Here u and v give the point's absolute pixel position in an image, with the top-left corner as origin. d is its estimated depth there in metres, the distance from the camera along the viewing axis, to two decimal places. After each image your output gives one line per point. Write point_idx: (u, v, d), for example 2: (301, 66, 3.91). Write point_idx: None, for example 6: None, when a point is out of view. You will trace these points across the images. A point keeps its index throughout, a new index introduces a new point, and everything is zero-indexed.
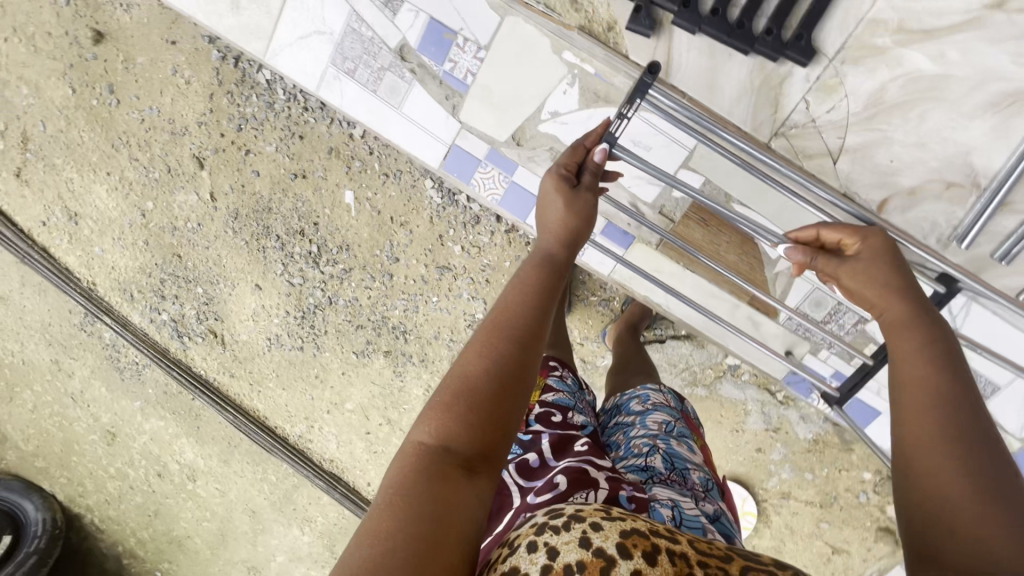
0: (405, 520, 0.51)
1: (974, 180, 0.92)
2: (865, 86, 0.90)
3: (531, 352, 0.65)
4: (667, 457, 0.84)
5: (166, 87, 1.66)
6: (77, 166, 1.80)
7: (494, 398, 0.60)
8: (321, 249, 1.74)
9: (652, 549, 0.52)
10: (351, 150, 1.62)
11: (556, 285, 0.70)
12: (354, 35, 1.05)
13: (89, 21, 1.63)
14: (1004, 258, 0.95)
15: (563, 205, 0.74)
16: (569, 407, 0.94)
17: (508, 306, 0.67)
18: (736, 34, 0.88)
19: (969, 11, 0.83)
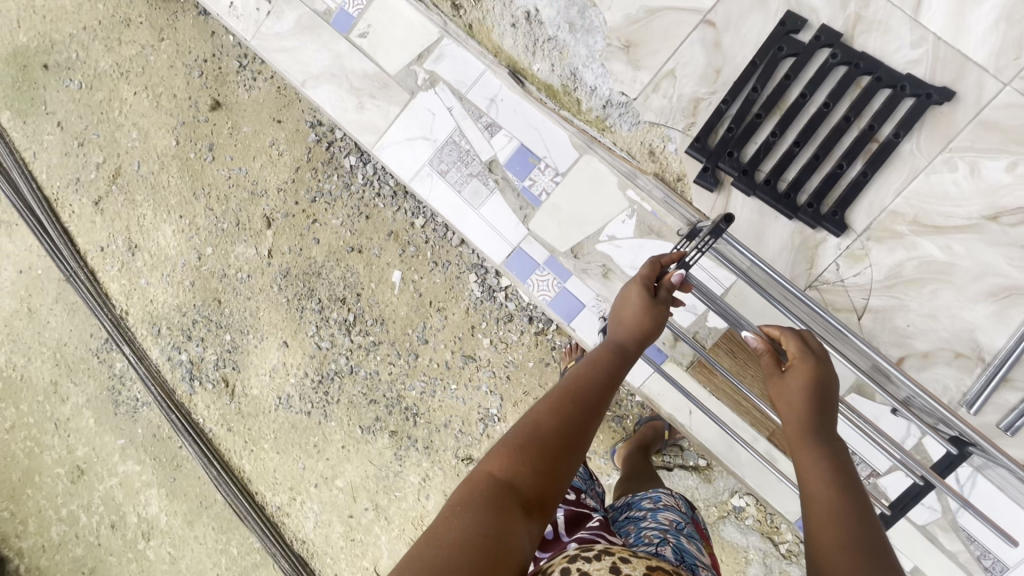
0: (466, 536, 0.55)
1: (979, 354, 1.05)
2: (887, 260, 1.06)
3: (594, 420, 0.71)
4: (677, 548, 0.83)
5: (260, 154, 1.87)
6: (154, 205, 1.97)
7: (557, 453, 0.66)
8: (357, 319, 1.83)
9: None
10: (409, 236, 1.78)
11: (624, 371, 0.79)
12: (453, 146, 1.25)
13: (212, 92, 1.90)
14: (1009, 429, 1.05)
15: (637, 306, 0.84)
16: (581, 488, 0.96)
17: (581, 378, 0.75)
18: (782, 201, 1.07)
19: (971, 217, 1.02)
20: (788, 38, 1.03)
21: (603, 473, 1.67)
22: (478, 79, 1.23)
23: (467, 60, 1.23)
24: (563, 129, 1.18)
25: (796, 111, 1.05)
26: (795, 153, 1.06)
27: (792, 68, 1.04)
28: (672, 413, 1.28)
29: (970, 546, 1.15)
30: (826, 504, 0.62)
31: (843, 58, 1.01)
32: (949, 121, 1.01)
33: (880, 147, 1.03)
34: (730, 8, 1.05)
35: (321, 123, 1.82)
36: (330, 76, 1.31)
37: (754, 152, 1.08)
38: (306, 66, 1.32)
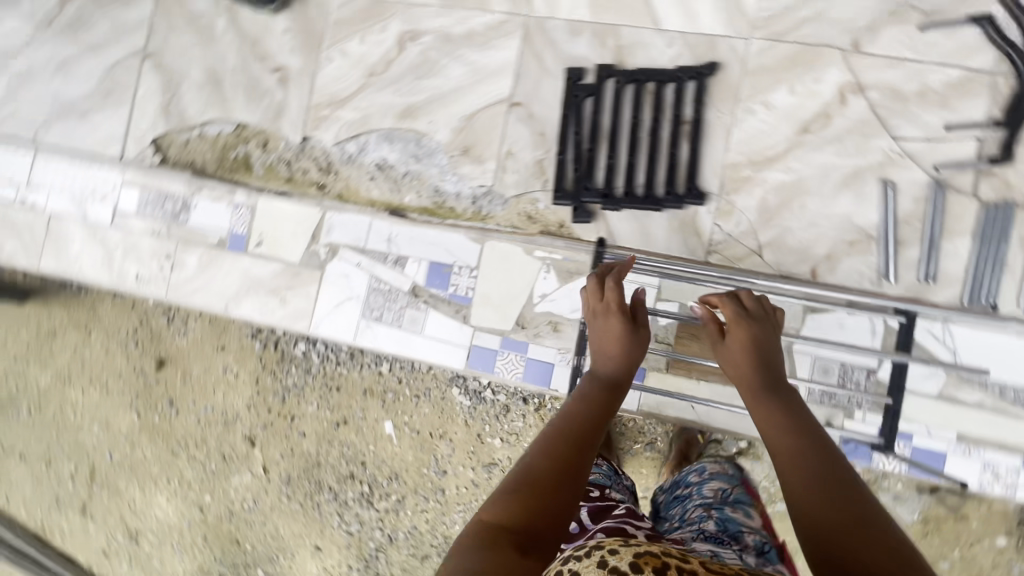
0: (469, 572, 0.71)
1: (867, 234, 1.16)
2: (751, 203, 1.20)
3: (587, 454, 0.88)
4: (721, 521, 1.00)
5: (218, 385, 1.93)
6: (139, 483, 1.95)
7: (560, 491, 0.83)
8: (372, 486, 1.81)
9: (660, 564, 0.66)
10: (383, 384, 1.82)
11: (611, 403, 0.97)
12: (376, 291, 1.36)
13: (153, 353, 1.97)
14: (933, 277, 1.14)
15: (611, 338, 1.02)
16: (607, 485, 1.09)
17: (571, 423, 0.92)
18: (646, 201, 1.21)
19: (789, 138, 1.18)
20: (578, 87, 1.23)
21: None
22: (369, 229, 1.35)
23: (353, 220, 1.36)
24: (458, 234, 1.30)
25: (614, 135, 1.22)
26: (631, 163, 1.21)
27: (594, 105, 1.23)
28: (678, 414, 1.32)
29: (986, 389, 1.14)
30: (786, 447, 0.87)
31: (626, 80, 1.21)
32: (731, 82, 1.19)
33: (692, 125, 1.20)
34: (526, 86, 1.25)
35: (260, 329, 1.90)
36: (249, 290, 1.42)
37: (604, 176, 1.23)
38: (225, 294, 1.43)
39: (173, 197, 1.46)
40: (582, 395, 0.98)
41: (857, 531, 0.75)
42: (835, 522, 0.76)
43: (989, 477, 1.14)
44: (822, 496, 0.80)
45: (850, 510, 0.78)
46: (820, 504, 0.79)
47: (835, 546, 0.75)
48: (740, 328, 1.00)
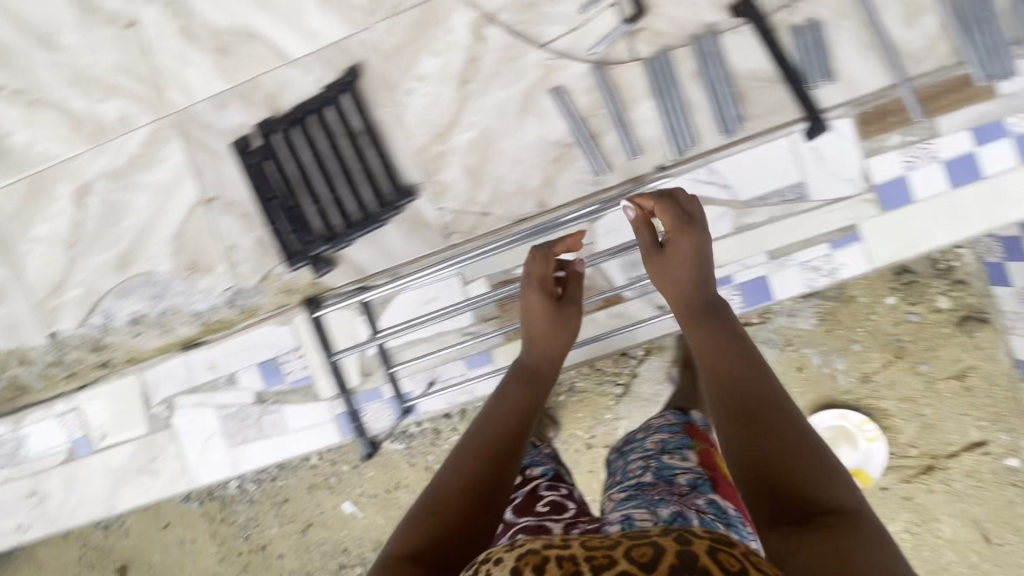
0: None
1: (565, 141, 0.98)
2: (457, 173, 0.99)
3: (508, 464, 0.84)
4: (656, 467, 0.89)
5: (184, 557, 1.90)
6: None
7: (478, 508, 0.77)
8: (366, 562, 1.83)
9: (540, 561, 0.52)
10: (322, 474, 1.81)
11: (534, 398, 0.94)
12: (229, 416, 1.34)
13: (108, 564, 1.92)
14: (636, 154, 0.99)
15: (541, 316, 0.98)
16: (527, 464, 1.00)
17: (484, 434, 0.87)
18: (369, 221, 1.00)
19: (455, 99, 0.99)
20: (247, 153, 1.02)
21: None
22: (187, 366, 1.32)
23: (169, 367, 1.33)
24: (262, 328, 1.27)
25: (307, 177, 1.01)
26: (337, 196, 1.00)
27: (266, 166, 1.02)
28: None
29: (769, 202, 1.16)
30: (734, 373, 0.78)
31: (281, 127, 1.01)
32: (378, 75, 0.99)
33: (365, 133, 1.00)
34: (209, 179, 1.19)
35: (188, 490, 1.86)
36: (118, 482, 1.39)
37: (317, 220, 1.01)
38: (100, 496, 1.40)
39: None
40: (507, 400, 0.93)
41: (801, 449, 0.66)
42: (772, 445, 0.67)
43: (811, 273, 1.16)
44: (755, 416, 0.71)
45: (792, 431, 0.68)
46: (755, 424, 0.70)
47: (769, 467, 0.65)
48: (688, 238, 0.90)
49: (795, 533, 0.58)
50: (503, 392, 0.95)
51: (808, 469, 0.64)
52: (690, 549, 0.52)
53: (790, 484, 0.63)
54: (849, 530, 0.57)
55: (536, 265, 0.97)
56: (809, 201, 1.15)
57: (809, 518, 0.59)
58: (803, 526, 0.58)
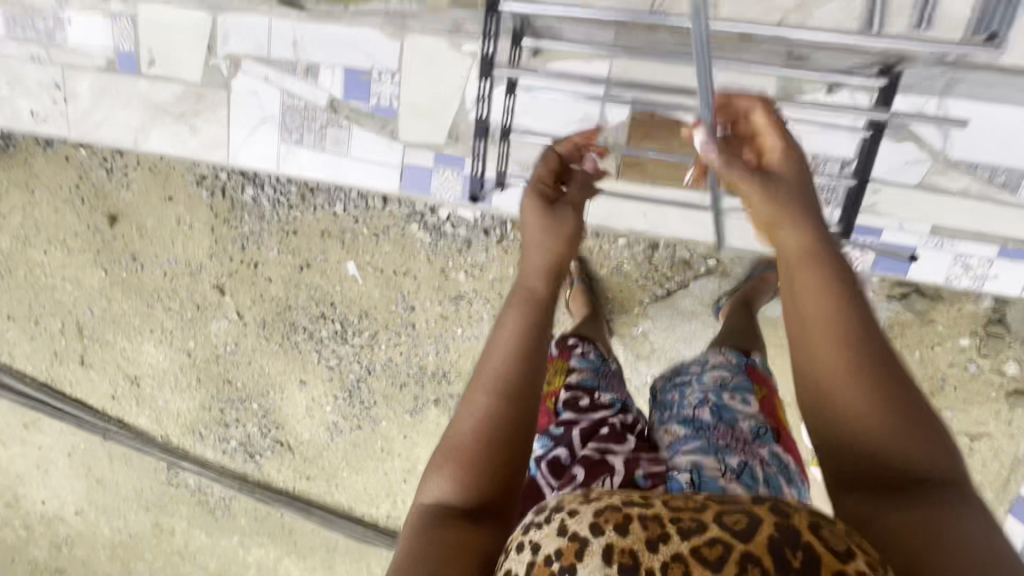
0: (425, 551, 0.72)
1: None
2: None
3: (523, 392, 0.83)
4: (717, 411, 0.97)
5: (176, 237, 1.85)
6: (125, 335, 2.00)
7: (521, 440, 0.81)
8: (345, 325, 1.83)
9: (623, 520, 0.54)
10: (341, 226, 1.74)
11: (546, 315, 0.90)
12: (292, 110, 1.46)
13: (103, 208, 1.86)
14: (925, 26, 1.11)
15: (540, 221, 0.98)
16: (594, 387, 1.05)
17: (491, 369, 0.84)
18: None
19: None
20: None
21: (631, 325, 1.66)
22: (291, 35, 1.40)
23: (276, 25, 1.40)
24: (375, 32, 1.37)
25: None
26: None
27: None
28: (632, 226, 1.48)
29: (980, 174, 1.19)
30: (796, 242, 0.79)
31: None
32: None
33: None
34: None
35: (204, 176, 1.77)
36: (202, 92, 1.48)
37: None
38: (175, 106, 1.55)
39: (116, 17, 1.45)
40: (530, 320, 0.88)
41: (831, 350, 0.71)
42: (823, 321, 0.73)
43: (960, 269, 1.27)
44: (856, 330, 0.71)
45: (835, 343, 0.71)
46: (829, 344, 0.71)
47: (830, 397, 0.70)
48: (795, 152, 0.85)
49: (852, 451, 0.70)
50: (504, 318, 0.89)
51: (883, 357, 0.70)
52: (789, 524, 0.52)
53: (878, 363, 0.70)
54: (912, 437, 0.68)
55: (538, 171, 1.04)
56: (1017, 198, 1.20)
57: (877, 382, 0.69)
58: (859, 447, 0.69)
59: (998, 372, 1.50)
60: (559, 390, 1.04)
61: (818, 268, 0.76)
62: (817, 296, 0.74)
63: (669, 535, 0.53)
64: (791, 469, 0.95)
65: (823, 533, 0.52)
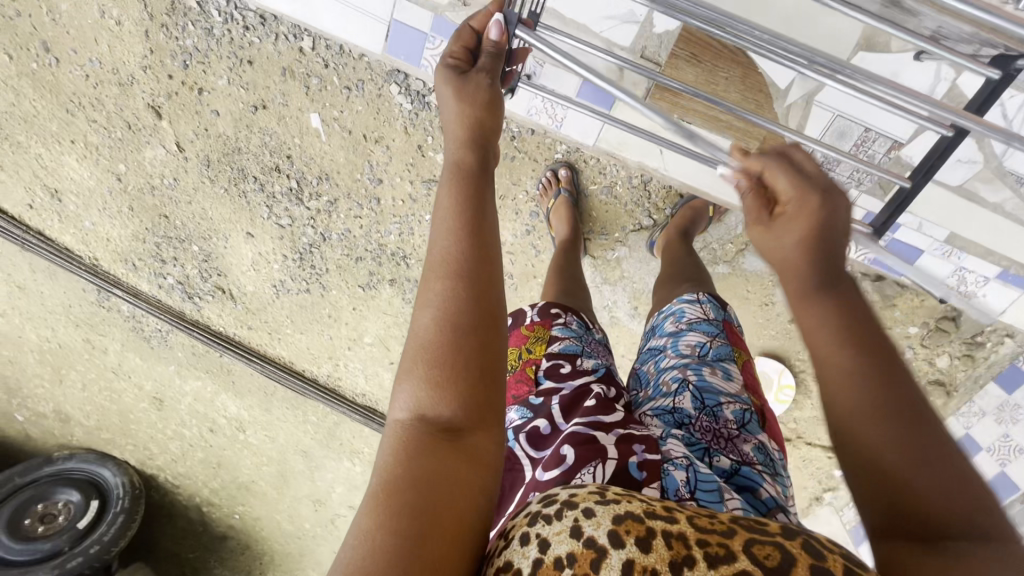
0: (409, 486, 0.58)
1: None
2: None
3: (483, 274, 0.70)
4: (697, 394, 0.92)
5: (100, 33, 1.51)
6: (41, 140, 1.72)
7: (490, 328, 0.68)
8: (301, 184, 1.64)
9: (646, 534, 0.52)
10: (306, 67, 1.46)
11: (483, 186, 0.77)
12: None
13: None
14: None
15: (454, 98, 0.81)
16: (577, 354, 0.97)
17: (448, 249, 0.70)
18: None
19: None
20: None
21: (608, 250, 1.59)
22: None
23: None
24: None
25: None
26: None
27: None
28: (643, 159, 1.40)
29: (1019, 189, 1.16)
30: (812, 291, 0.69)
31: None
32: None
33: None
34: None
35: None
36: None
37: None
38: None
39: None
40: (469, 194, 0.75)
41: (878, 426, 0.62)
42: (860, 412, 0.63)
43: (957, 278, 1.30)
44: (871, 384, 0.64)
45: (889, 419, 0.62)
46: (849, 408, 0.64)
47: (855, 459, 0.63)
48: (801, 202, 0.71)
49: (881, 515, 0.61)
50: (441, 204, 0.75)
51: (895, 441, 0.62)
52: (824, 567, 0.49)
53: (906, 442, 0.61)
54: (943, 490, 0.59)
55: (450, 52, 0.85)
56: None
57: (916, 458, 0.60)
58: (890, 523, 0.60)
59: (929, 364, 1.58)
60: (540, 358, 0.96)
61: (829, 308, 0.68)
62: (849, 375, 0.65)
63: (691, 554, 0.51)
64: (776, 460, 0.90)
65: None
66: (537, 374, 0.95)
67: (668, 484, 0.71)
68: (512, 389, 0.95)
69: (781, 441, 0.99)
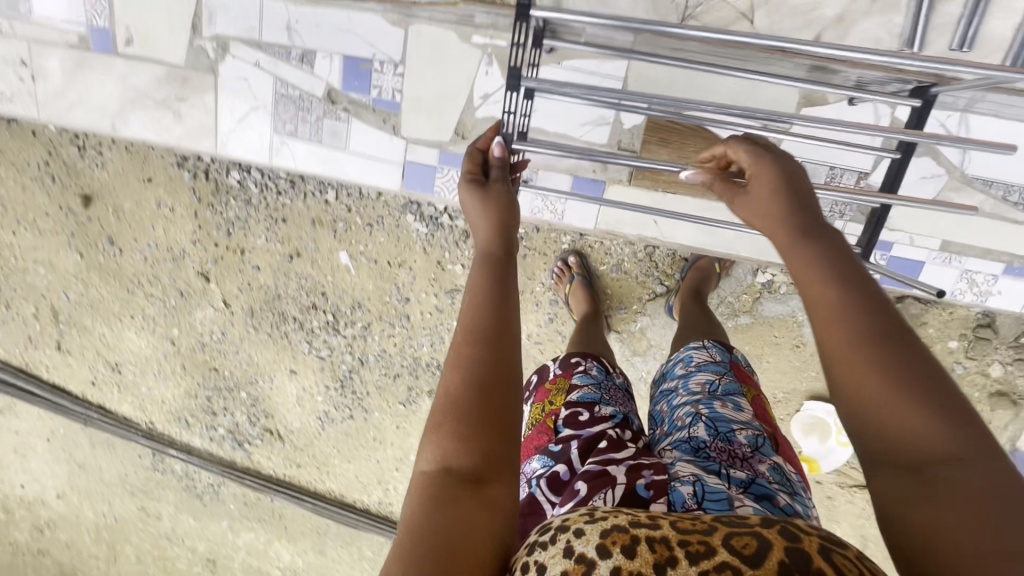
0: (431, 533, 0.60)
1: None
2: None
3: (505, 343, 0.77)
4: (711, 421, 0.96)
5: (157, 220, 1.76)
6: (105, 321, 1.92)
7: (511, 388, 0.74)
8: (336, 315, 1.78)
9: (630, 542, 0.56)
10: (332, 214, 1.67)
11: (505, 274, 0.87)
12: (285, 99, 1.40)
13: (75, 189, 1.75)
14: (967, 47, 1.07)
15: (481, 204, 0.94)
16: (594, 401, 1.00)
17: (475, 320, 0.79)
18: None
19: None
20: None
21: (629, 322, 1.66)
22: (285, 19, 1.32)
23: (269, 6, 1.31)
24: (376, 19, 1.29)
25: None
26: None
27: None
28: (641, 233, 1.50)
29: (991, 190, 1.20)
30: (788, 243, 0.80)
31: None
32: None
33: None
34: None
35: (185, 157, 1.67)
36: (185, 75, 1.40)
37: None
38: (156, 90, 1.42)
39: None
40: (492, 278, 0.85)
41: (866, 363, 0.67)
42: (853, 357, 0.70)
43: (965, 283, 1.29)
44: (877, 348, 0.67)
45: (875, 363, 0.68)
46: (854, 365, 0.68)
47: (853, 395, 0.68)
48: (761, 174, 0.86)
49: (892, 483, 0.63)
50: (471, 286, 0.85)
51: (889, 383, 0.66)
52: (800, 548, 0.54)
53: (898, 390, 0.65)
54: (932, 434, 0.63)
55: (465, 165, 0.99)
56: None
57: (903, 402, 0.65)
58: (907, 495, 0.61)
59: (982, 374, 1.54)
60: (559, 408, 1.00)
61: (809, 254, 0.77)
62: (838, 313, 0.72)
63: (674, 556, 0.55)
64: (794, 481, 0.93)
65: (835, 560, 0.54)
66: (556, 425, 0.97)
67: (675, 497, 0.77)
68: (533, 439, 0.98)
69: (799, 466, 1.01)
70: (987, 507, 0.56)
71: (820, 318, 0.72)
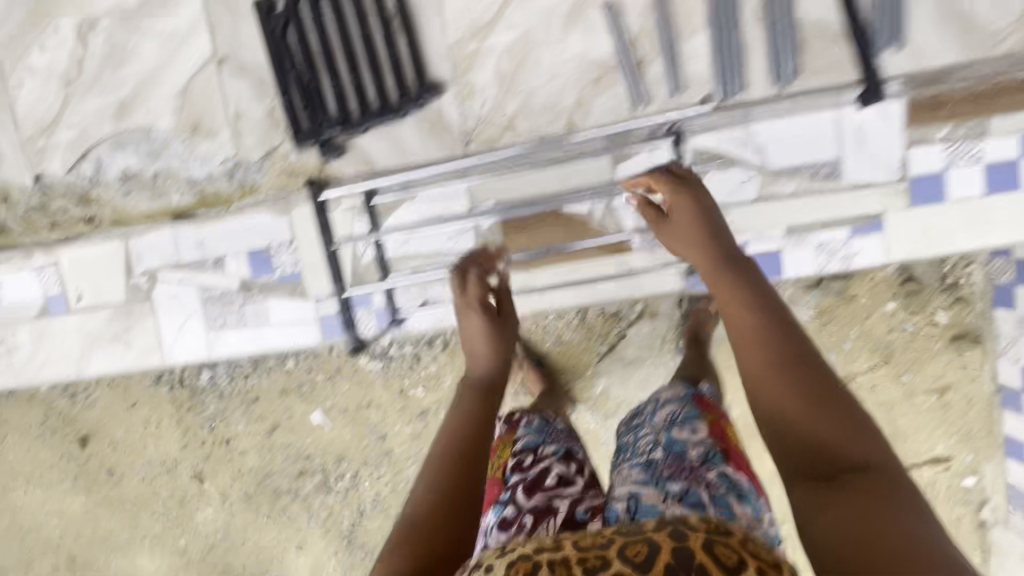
0: None
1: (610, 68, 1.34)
2: (487, 78, 1.38)
3: (474, 456, 0.99)
4: (665, 446, 1.04)
5: (147, 438, 1.90)
6: (117, 552, 1.97)
7: (467, 496, 0.93)
8: (324, 474, 1.83)
9: (531, 567, 0.67)
10: (295, 380, 1.80)
11: (485, 399, 1.11)
12: (211, 300, 1.61)
13: (72, 433, 1.92)
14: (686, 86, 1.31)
15: (474, 339, 1.20)
16: (539, 445, 1.16)
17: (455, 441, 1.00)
18: (350, 115, 1.39)
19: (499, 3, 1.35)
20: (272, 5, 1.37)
21: (589, 387, 1.70)
22: (198, 238, 1.57)
23: (184, 232, 1.56)
24: (267, 215, 1.54)
25: (321, 39, 1.36)
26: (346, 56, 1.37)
27: (283, 31, 1.38)
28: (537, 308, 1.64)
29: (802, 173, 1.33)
30: (722, 297, 1.00)
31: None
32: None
33: (396, 18, 1.36)
34: (223, 38, 1.44)
35: (160, 373, 1.85)
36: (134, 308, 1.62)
37: (310, 76, 1.39)
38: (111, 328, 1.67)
39: (42, 267, 1.65)
40: (466, 407, 1.08)
41: (793, 391, 0.83)
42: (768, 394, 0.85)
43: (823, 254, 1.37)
44: (791, 380, 0.85)
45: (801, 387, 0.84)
46: (780, 392, 0.84)
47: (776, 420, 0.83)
48: (684, 207, 1.11)
49: (807, 492, 0.75)
50: (460, 405, 1.09)
51: (805, 401, 0.82)
52: (685, 546, 0.68)
53: (822, 404, 0.81)
54: (854, 432, 0.78)
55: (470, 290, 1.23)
56: (841, 180, 1.32)
57: (823, 410, 0.81)
58: (816, 497, 0.73)
59: (936, 324, 1.54)
60: (507, 459, 1.15)
61: (733, 304, 0.98)
62: (756, 353, 0.90)
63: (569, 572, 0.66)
64: (745, 490, 0.98)
65: (716, 550, 0.68)
66: (506, 472, 1.13)
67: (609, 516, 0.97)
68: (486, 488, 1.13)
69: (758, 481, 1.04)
70: (880, 493, 0.70)
71: (749, 354, 0.91)
